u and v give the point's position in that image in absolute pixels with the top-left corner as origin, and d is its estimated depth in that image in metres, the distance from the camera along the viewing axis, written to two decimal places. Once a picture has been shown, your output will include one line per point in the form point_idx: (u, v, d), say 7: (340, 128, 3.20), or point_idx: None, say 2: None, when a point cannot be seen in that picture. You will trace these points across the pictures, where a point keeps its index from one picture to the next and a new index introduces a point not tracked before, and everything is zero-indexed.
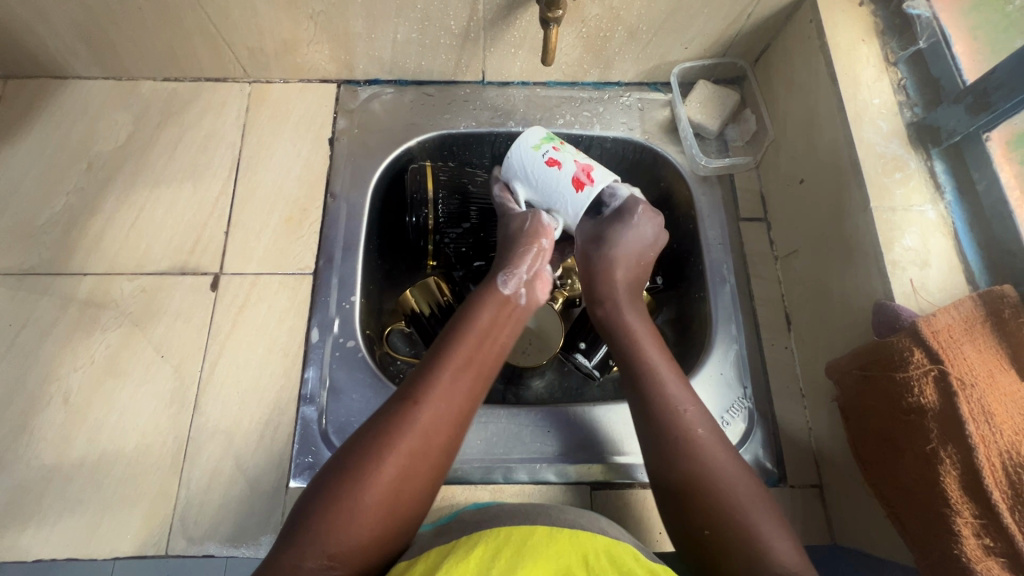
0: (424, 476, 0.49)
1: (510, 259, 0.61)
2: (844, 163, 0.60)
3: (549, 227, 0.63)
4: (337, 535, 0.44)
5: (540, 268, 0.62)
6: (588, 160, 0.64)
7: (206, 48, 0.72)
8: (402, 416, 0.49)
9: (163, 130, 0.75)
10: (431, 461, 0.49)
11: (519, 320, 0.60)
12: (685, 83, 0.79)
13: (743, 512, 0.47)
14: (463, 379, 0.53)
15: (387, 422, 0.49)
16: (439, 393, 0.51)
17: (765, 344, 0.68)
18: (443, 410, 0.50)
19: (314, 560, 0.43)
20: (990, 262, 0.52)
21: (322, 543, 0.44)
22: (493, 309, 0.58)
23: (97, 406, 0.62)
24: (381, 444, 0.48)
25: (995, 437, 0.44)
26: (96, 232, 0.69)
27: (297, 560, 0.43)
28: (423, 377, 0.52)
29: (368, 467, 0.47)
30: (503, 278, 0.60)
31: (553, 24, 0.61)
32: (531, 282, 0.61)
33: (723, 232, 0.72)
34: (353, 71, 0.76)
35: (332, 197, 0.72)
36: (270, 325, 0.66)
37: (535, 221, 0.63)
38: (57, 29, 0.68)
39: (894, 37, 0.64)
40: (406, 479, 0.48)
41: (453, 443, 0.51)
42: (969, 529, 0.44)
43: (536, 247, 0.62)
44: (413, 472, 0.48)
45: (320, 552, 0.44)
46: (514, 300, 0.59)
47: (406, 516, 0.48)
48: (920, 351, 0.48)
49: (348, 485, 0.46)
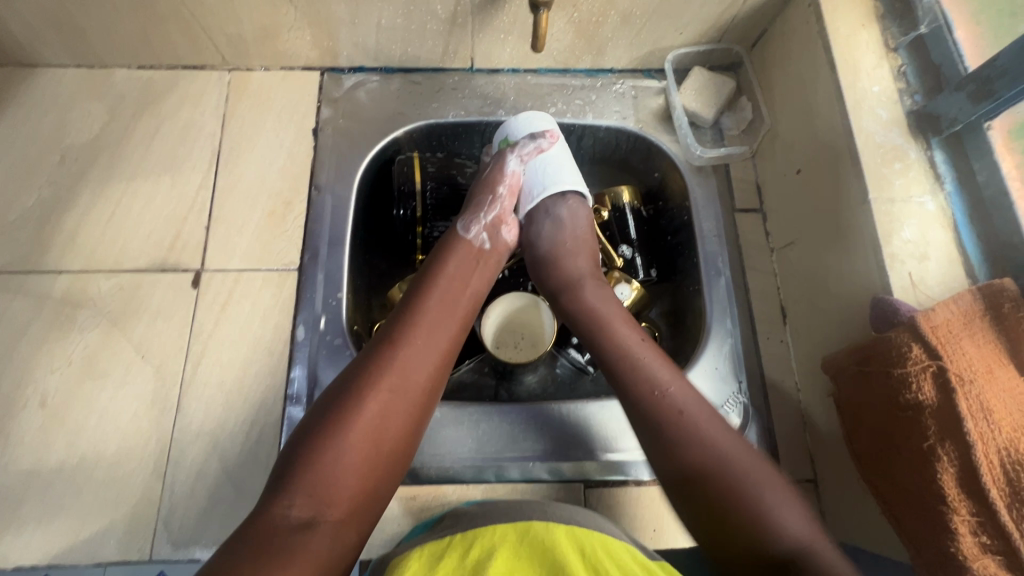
0: (405, 415, 0.48)
1: (470, 208, 0.64)
2: (842, 152, 0.58)
3: (509, 176, 0.66)
4: (322, 477, 0.43)
5: (501, 214, 0.65)
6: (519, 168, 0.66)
7: (182, 35, 0.69)
8: (380, 356, 0.49)
9: (139, 121, 0.72)
10: (411, 400, 0.49)
11: (490, 262, 0.62)
12: (679, 70, 0.77)
13: (706, 455, 0.48)
14: (442, 324, 0.53)
15: (365, 364, 0.49)
16: (416, 335, 0.51)
17: (760, 338, 0.67)
18: (421, 351, 0.51)
19: (303, 508, 0.42)
20: (990, 255, 0.51)
21: (309, 487, 0.43)
22: (463, 257, 0.60)
23: (76, 407, 0.60)
24: (360, 385, 0.48)
25: (994, 434, 0.43)
26: (71, 227, 0.67)
27: (284, 508, 0.42)
28: (399, 322, 0.52)
29: (349, 407, 0.46)
30: (464, 224, 0.62)
31: (543, 9, 0.59)
32: (491, 228, 0.64)
33: (718, 224, 0.71)
34: (337, 58, 0.73)
35: (316, 189, 0.70)
36: (253, 323, 0.64)
37: (509, 173, 0.66)
38: (22, 14, 0.64)
39: (894, 22, 0.62)
40: (388, 418, 0.47)
41: (435, 382, 0.51)
42: (965, 527, 0.44)
43: (492, 195, 0.65)
44: (393, 411, 0.47)
45: (309, 497, 0.43)
46: (477, 245, 0.62)
47: (394, 456, 0.47)
48: (919, 347, 0.47)
49: (329, 427, 0.45)
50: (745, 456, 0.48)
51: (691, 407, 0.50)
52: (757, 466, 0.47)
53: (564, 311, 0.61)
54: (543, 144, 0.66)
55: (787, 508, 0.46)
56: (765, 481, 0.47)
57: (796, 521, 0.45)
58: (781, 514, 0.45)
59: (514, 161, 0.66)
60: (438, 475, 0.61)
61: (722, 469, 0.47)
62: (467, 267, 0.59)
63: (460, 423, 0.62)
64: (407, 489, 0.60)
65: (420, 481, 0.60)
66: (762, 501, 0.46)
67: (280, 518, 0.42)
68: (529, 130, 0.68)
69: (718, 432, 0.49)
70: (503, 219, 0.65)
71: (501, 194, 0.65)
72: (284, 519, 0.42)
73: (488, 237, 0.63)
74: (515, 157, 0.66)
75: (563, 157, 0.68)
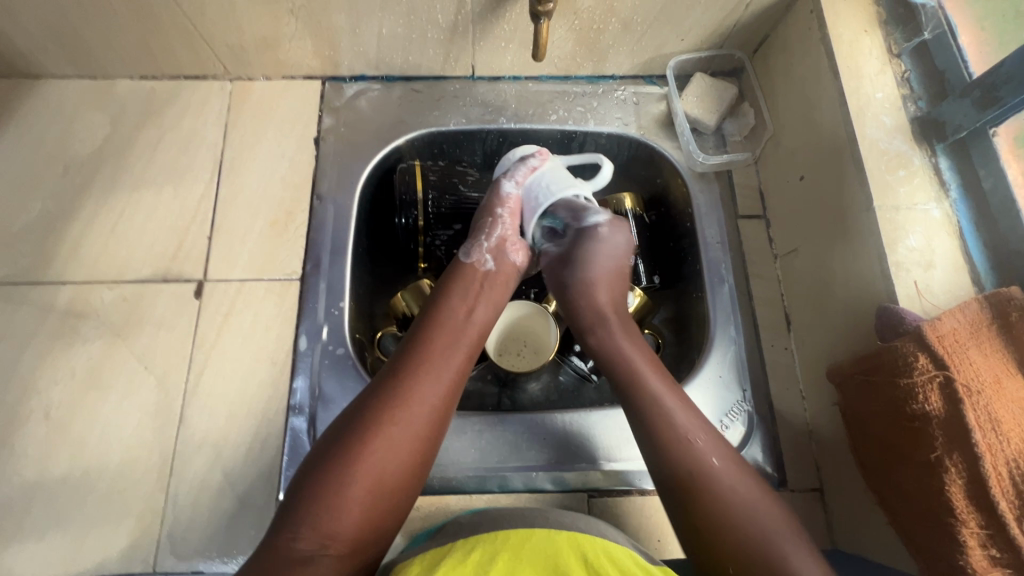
0: (410, 448, 0.48)
1: (470, 235, 0.64)
2: (846, 159, 0.58)
3: (507, 197, 0.66)
4: (325, 511, 0.44)
5: (502, 233, 0.64)
6: (518, 188, 0.66)
7: (184, 46, 0.69)
8: (386, 388, 0.49)
9: (141, 132, 0.72)
10: (417, 433, 0.48)
11: (506, 283, 0.63)
12: (682, 76, 0.77)
13: (717, 492, 0.48)
14: (448, 354, 0.53)
15: (372, 396, 0.49)
16: (423, 366, 0.51)
17: (765, 345, 0.67)
18: (427, 382, 0.50)
19: (308, 542, 0.43)
20: (997, 263, 0.51)
21: (313, 521, 0.43)
22: (470, 283, 0.60)
23: (79, 419, 0.60)
24: (365, 417, 0.48)
25: (1002, 446, 0.43)
26: (74, 238, 0.67)
27: (289, 540, 0.43)
28: (406, 353, 0.52)
29: (353, 441, 0.46)
30: (465, 249, 0.62)
31: (544, 18, 0.58)
32: (496, 248, 0.63)
33: (722, 231, 0.71)
34: (339, 67, 0.73)
35: (318, 199, 0.70)
36: (255, 333, 0.64)
37: (506, 194, 0.66)
38: (25, 27, 0.65)
39: (897, 27, 0.61)
40: (393, 451, 0.47)
41: (441, 413, 0.51)
42: (974, 540, 0.43)
43: (492, 216, 0.65)
44: (398, 444, 0.47)
45: (314, 530, 0.43)
46: (480, 266, 0.61)
47: (399, 490, 0.47)
48: (925, 357, 0.46)
49: (334, 460, 0.46)
50: (764, 506, 0.47)
51: (703, 440, 0.50)
52: (769, 511, 0.47)
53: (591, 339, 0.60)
54: (534, 163, 0.68)
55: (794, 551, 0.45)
56: (779, 532, 0.46)
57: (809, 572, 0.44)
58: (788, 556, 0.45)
59: (509, 184, 0.67)
60: (441, 486, 0.60)
61: (737, 510, 0.47)
62: (472, 293, 0.59)
63: (463, 433, 0.62)
64: None
65: (423, 492, 0.60)
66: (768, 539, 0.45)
67: (286, 550, 0.42)
68: (520, 155, 0.69)
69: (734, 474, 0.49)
70: (506, 236, 0.64)
71: (501, 215, 0.65)
72: (290, 551, 0.42)
73: (492, 258, 0.62)
74: (509, 180, 0.67)
75: (562, 171, 0.68)
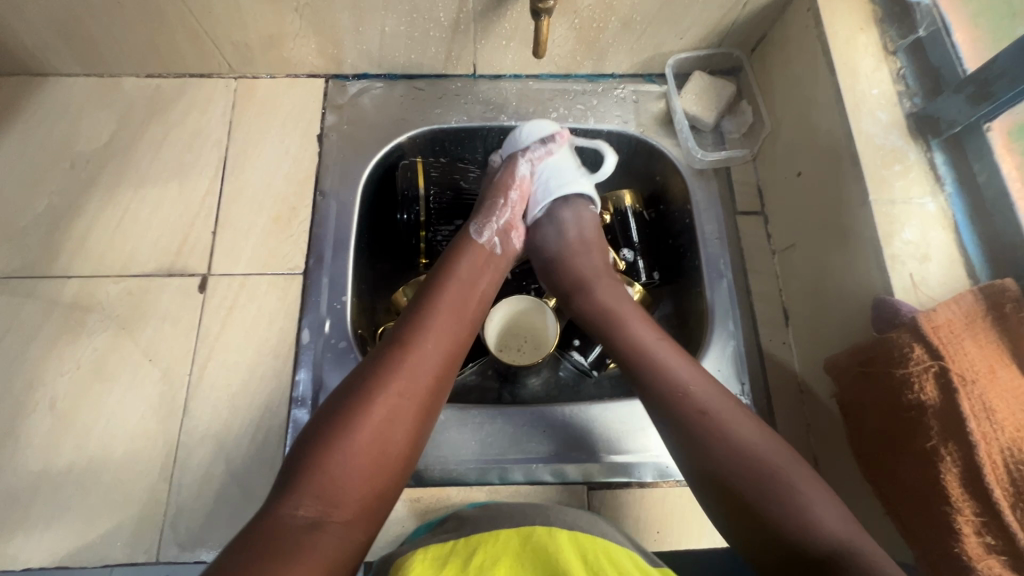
0: (412, 417, 0.49)
1: (480, 213, 0.66)
2: (843, 155, 0.59)
3: (520, 180, 0.69)
4: (329, 476, 0.44)
5: (510, 218, 0.67)
6: (527, 170, 0.69)
7: (190, 44, 0.70)
8: (388, 357, 0.50)
9: (147, 128, 0.73)
10: (418, 403, 0.49)
11: (497, 269, 0.64)
12: (680, 74, 0.78)
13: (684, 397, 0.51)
14: (449, 326, 0.54)
15: (373, 366, 0.50)
16: (424, 337, 0.52)
17: (764, 340, 0.67)
18: (428, 352, 0.52)
19: (309, 508, 0.43)
20: (991, 256, 0.51)
21: (315, 489, 0.44)
22: (473, 260, 0.61)
23: (84, 410, 0.61)
24: (368, 385, 0.48)
25: (997, 434, 0.43)
26: (80, 233, 0.68)
27: (292, 509, 0.43)
28: (408, 327, 0.53)
29: (355, 410, 0.47)
30: (476, 228, 0.64)
31: (544, 16, 0.59)
32: (504, 233, 0.66)
33: (720, 227, 0.71)
34: (342, 65, 0.74)
35: (321, 195, 0.71)
36: (259, 327, 0.65)
37: (521, 177, 0.69)
38: (33, 24, 0.66)
39: (893, 25, 0.62)
40: (395, 420, 0.48)
41: (441, 383, 0.52)
42: (969, 527, 0.43)
43: (503, 198, 0.68)
44: (401, 411, 0.48)
45: (318, 499, 0.43)
46: (489, 249, 0.63)
47: (397, 460, 0.48)
48: (920, 347, 0.47)
49: (336, 430, 0.46)
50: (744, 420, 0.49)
51: (645, 337, 0.56)
52: (761, 437, 0.48)
53: (575, 303, 0.63)
54: (552, 147, 0.69)
55: (821, 502, 0.45)
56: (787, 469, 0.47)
57: (832, 519, 0.44)
58: (818, 511, 0.44)
59: (525, 166, 0.69)
60: (441, 477, 0.61)
61: (706, 417, 0.49)
62: (475, 271, 0.61)
63: (463, 425, 0.63)
64: (410, 491, 0.60)
65: (423, 484, 0.61)
66: (796, 496, 0.45)
67: (287, 519, 0.42)
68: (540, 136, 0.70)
69: (743, 427, 0.49)
70: (512, 222, 0.68)
71: (512, 198, 0.68)
72: (291, 520, 0.42)
73: (499, 243, 0.65)
74: (525, 161, 0.69)
75: (568, 161, 0.71)
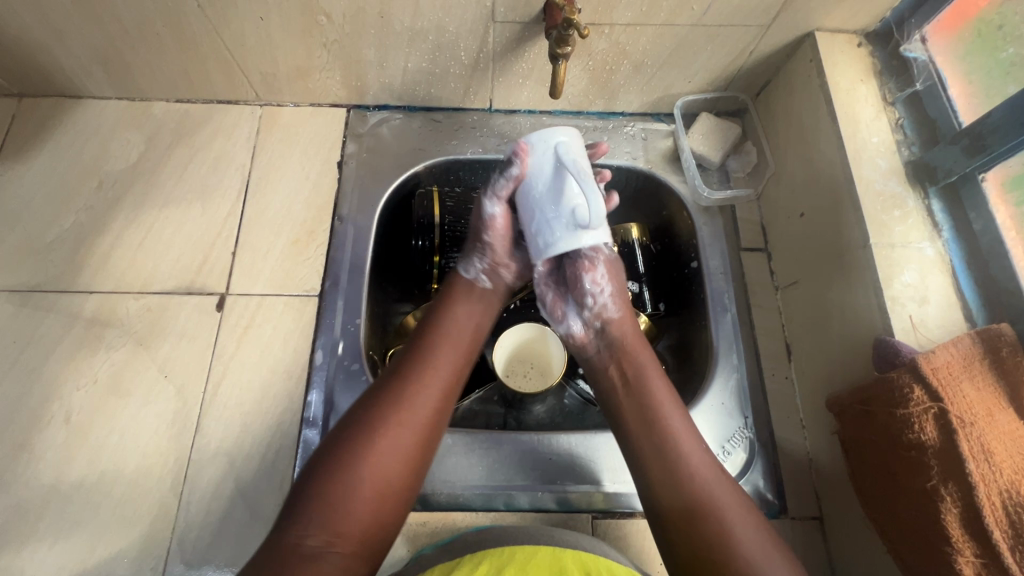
0: (412, 451, 0.50)
1: (462, 258, 0.64)
2: (844, 199, 0.61)
3: (492, 222, 0.62)
4: (333, 508, 0.45)
5: (496, 258, 0.63)
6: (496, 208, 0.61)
7: (220, 73, 0.73)
8: (391, 390, 0.52)
9: (174, 151, 0.76)
10: (418, 435, 0.51)
11: (495, 296, 0.64)
12: (688, 115, 0.81)
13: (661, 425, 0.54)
14: (448, 357, 0.56)
15: (374, 400, 0.51)
16: (425, 370, 0.54)
17: (766, 373, 0.68)
18: (428, 384, 0.53)
19: (315, 539, 0.44)
20: (988, 301, 0.54)
21: (320, 518, 0.45)
22: (472, 293, 0.62)
23: (97, 425, 0.62)
24: (371, 420, 0.50)
25: (996, 476, 0.45)
26: (104, 250, 0.70)
27: (299, 537, 0.44)
28: (410, 359, 0.55)
29: (359, 444, 0.48)
30: (463, 269, 0.63)
31: (562, 60, 0.62)
32: (492, 270, 0.64)
33: (724, 261, 0.73)
34: (364, 96, 0.78)
35: (339, 220, 0.73)
36: (274, 346, 0.66)
37: (495, 216, 0.61)
38: (74, 51, 0.69)
39: (891, 77, 0.66)
40: (396, 453, 0.49)
41: (441, 417, 0.53)
42: (970, 568, 0.44)
43: (479, 243, 0.63)
44: (402, 444, 0.50)
45: (324, 527, 0.45)
46: (479, 283, 0.63)
47: (400, 492, 0.49)
48: (920, 388, 0.48)
49: (342, 460, 0.47)
50: (720, 483, 0.51)
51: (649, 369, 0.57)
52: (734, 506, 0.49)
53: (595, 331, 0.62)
54: (514, 172, 0.57)
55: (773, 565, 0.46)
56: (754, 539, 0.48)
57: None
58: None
59: (491, 205, 0.61)
60: (447, 501, 0.61)
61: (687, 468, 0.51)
62: (476, 299, 0.62)
63: (470, 450, 0.63)
64: (417, 514, 0.61)
65: (430, 508, 0.61)
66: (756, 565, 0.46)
67: (294, 546, 0.44)
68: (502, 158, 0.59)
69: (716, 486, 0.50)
70: (501, 260, 0.64)
71: (489, 241, 0.63)
72: (297, 549, 0.43)
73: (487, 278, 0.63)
74: (492, 200, 0.60)
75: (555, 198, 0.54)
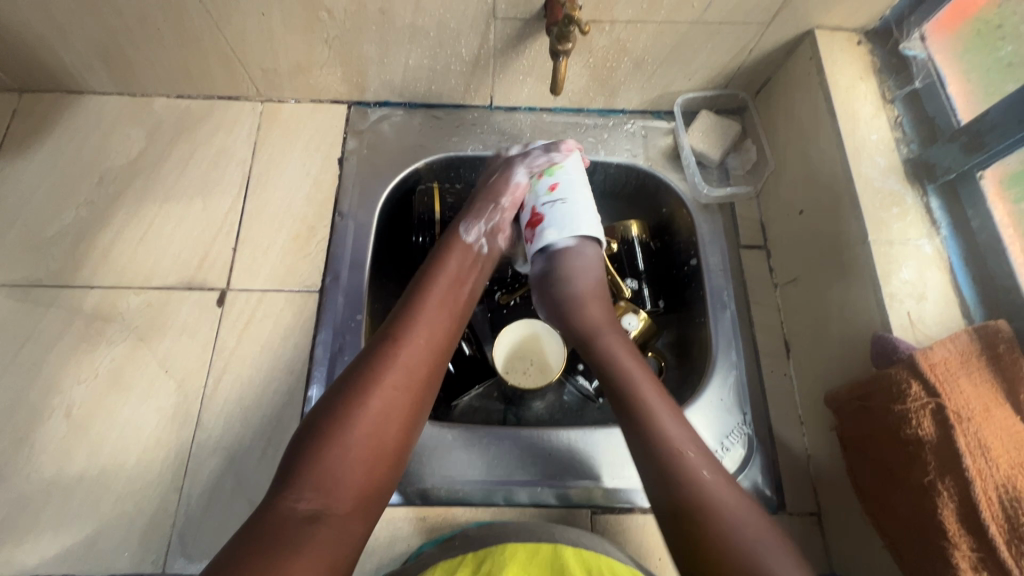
0: (405, 411, 0.50)
1: (470, 212, 0.68)
2: (843, 196, 0.61)
3: (515, 188, 0.69)
4: (325, 471, 0.46)
5: (500, 221, 0.68)
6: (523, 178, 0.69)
7: (221, 68, 0.73)
8: (383, 351, 0.52)
9: (175, 146, 0.76)
10: (412, 395, 0.51)
11: (486, 267, 0.66)
12: (688, 112, 0.81)
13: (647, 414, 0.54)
14: (438, 320, 0.56)
15: (367, 360, 0.52)
16: (418, 332, 0.54)
17: (764, 370, 0.69)
18: (421, 346, 0.53)
19: (308, 503, 0.44)
20: (985, 298, 0.54)
21: (313, 483, 0.45)
22: (463, 259, 0.63)
23: (98, 420, 0.62)
24: (364, 380, 0.50)
25: (992, 471, 0.45)
26: (105, 245, 0.70)
27: (292, 502, 0.44)
28: (401, 320, 0.55)
29: (352, 405, 0.48)
30: (465, 227, 0.66)
31: (563, 56, 0.62)
32: (490, 235, 0.68)
33: (723, 259, 0.73)
34: (365, 93, 0.78)
35: (340, 216, 0.73)
36: (274, 342, 0.66)
37: (516, 185, 0.69)
38: (75, 46, 0.69)
39: (891, 75, 0.67)
40: (389, 414, 0.49)
41: (434, 377, 0.54)
42: (966, 562, 0.45)
43: (495, 203, 0.68)
44: (395, 405, 0.50)
45: (316, 492, 0.45)
46: (476, 249, 0.66)
47: (393, 451, 0.49)
48: (917, 384, 0.48)
49: (332, 426, 0.47)
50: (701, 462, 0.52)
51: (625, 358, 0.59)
52: (727, 497, 0.49)
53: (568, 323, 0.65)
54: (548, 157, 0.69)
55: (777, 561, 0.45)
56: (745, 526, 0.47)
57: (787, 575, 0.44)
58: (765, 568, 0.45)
59: (521, 174, 0.69)
60: (447, 497, 0.62)
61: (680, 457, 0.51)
62: (466, 266, 0.63)
63: (470, 446, 0.63)
64: (417, 509, 0.61)
65: (430, 503, 0.62)
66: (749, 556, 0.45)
67: (287, 512, 0.43)
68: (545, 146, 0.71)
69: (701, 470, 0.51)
70: (501, 225, 0.69)
71: (504, 204, 0.68)
72: (291, 513, 0.44)
73: (485, 243, 0.67)
74: (524, 169, 0.69)
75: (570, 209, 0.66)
